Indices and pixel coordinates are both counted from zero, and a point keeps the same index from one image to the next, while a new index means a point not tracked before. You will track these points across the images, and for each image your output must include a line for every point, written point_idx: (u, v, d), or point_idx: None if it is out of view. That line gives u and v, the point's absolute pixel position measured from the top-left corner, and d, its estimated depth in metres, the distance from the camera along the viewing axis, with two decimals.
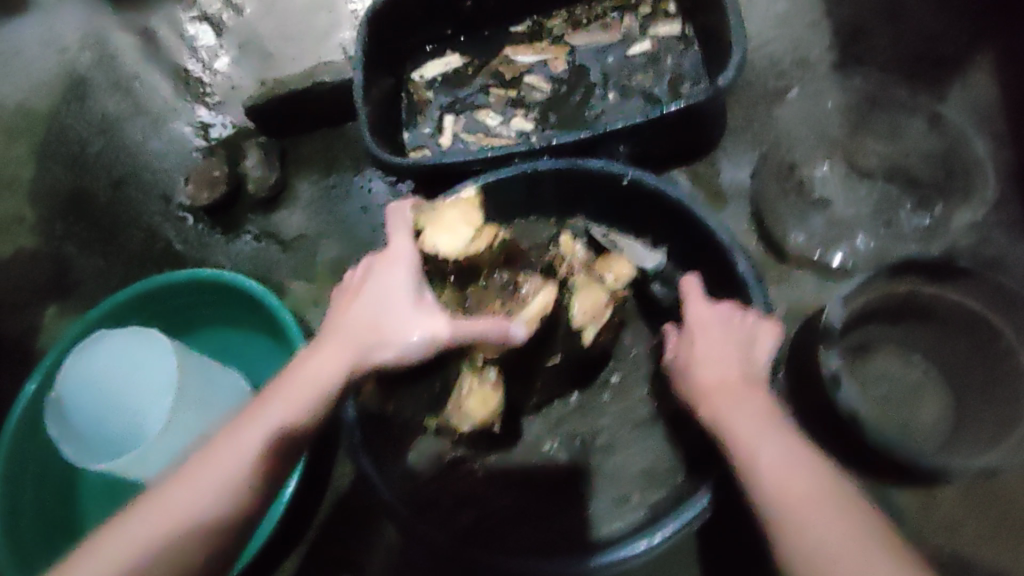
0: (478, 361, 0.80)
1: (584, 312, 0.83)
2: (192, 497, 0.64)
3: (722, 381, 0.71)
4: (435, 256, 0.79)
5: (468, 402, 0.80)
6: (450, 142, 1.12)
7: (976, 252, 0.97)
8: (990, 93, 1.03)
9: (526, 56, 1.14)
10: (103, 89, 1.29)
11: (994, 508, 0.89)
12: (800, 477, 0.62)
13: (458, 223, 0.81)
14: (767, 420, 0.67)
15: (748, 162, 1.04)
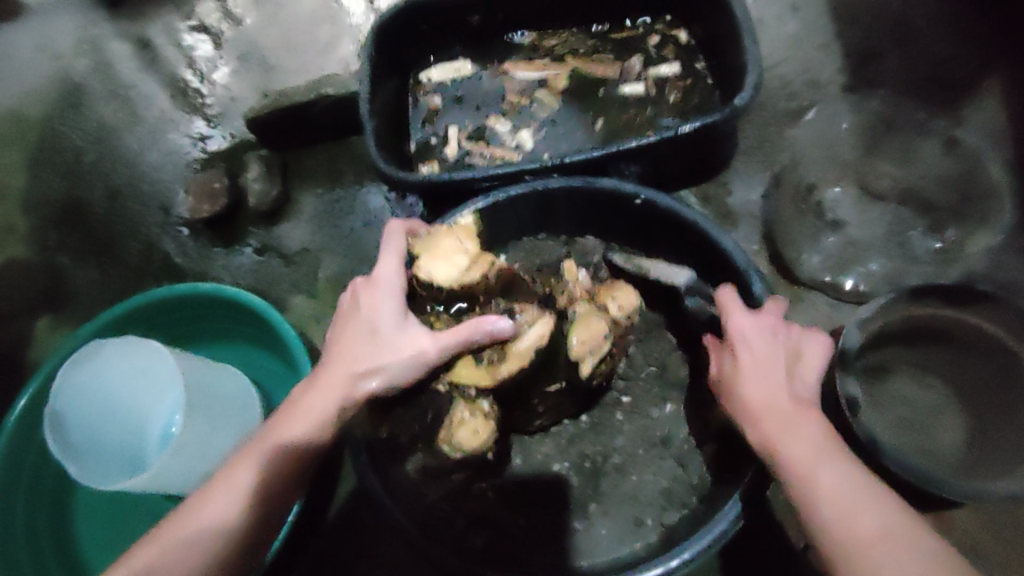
0: (471, 393, 0.73)
1: (583, 343, 0.78)
2: (214, 510, 0.67)
3: (772, 404, 0.69)
4: (430, 285, 0.73)
5: (459, 433, 0.73)
6: (456, 152, 1.12)
7: (990, 275, 0.97)
8: (1000, 118, 1.03)
9: (526, 73, 1.15)
10: (100, 98, 1.31)
11: (1010, 532, 0.88)
12: (859, 511, 0.62)
13: (456, 250, 0.75)
14: (822, 449, 0.66)
15: (760, 182, 1.04)
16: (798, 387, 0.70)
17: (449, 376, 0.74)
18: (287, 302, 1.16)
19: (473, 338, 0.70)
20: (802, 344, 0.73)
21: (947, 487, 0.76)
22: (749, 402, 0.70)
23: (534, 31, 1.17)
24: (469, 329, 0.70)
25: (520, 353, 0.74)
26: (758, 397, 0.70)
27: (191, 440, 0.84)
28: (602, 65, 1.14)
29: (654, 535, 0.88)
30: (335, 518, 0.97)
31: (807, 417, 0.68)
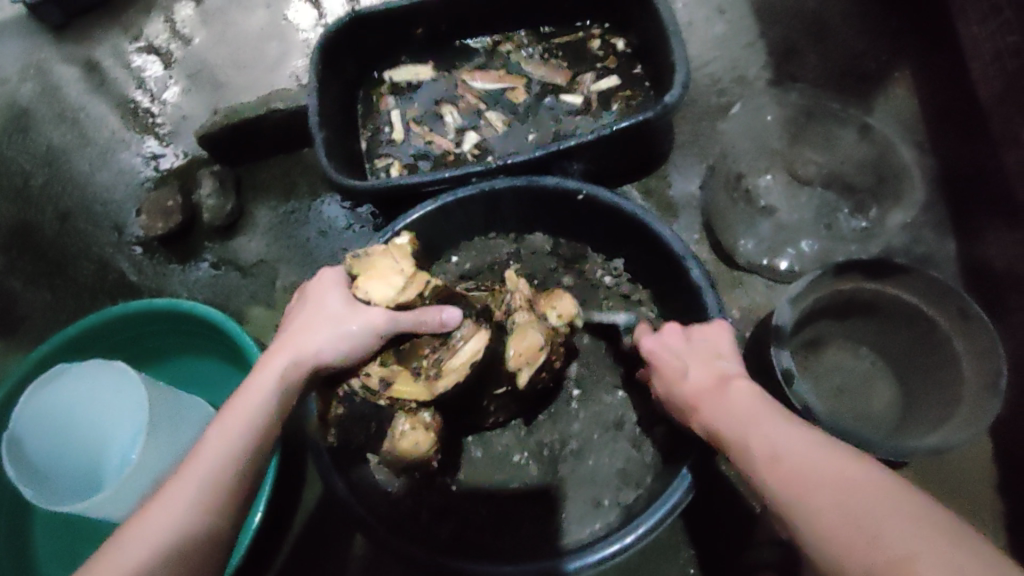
0: (408, 408, 0.77)
1: (519, 356, 0.79)
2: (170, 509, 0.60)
3: (699, 383, 0.71)
4: (368, 304, 0.73)
5: (400, 444, 0.76)
6: (402, 138, 1.17)
7: (909, 249, 1.04)
8: (911, 104, 1.11)
9: (484, 83, 1.19)
10: (48, 120, 1.31)
11: (941, 486, 0.95)
12: (796, 453, 0.58)
13: (393, 270, 0.74)
14: (752, 410, 0.65)
15: (696, 174, 1.10)
16: (722, 365, 0.72)
17: (388, 393, 0.76)
18: (245, 313, 1.17)
19: (422, 321, 0.74)
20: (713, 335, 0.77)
21: (871, 444, 0.81)
22: (683, 393, 0.72)
23: (494, 35, 1.21)
24: (422, 313, 0.74)
25: (454, 370, 0.76)
26: (687, 384, 0.72)
27: (154, 458, 0.83)
28: (553, 73, 1.19)
29: (613, 515, 0.91)
30: (303, 524, 0.99)
31: (732, 384, 0.69)
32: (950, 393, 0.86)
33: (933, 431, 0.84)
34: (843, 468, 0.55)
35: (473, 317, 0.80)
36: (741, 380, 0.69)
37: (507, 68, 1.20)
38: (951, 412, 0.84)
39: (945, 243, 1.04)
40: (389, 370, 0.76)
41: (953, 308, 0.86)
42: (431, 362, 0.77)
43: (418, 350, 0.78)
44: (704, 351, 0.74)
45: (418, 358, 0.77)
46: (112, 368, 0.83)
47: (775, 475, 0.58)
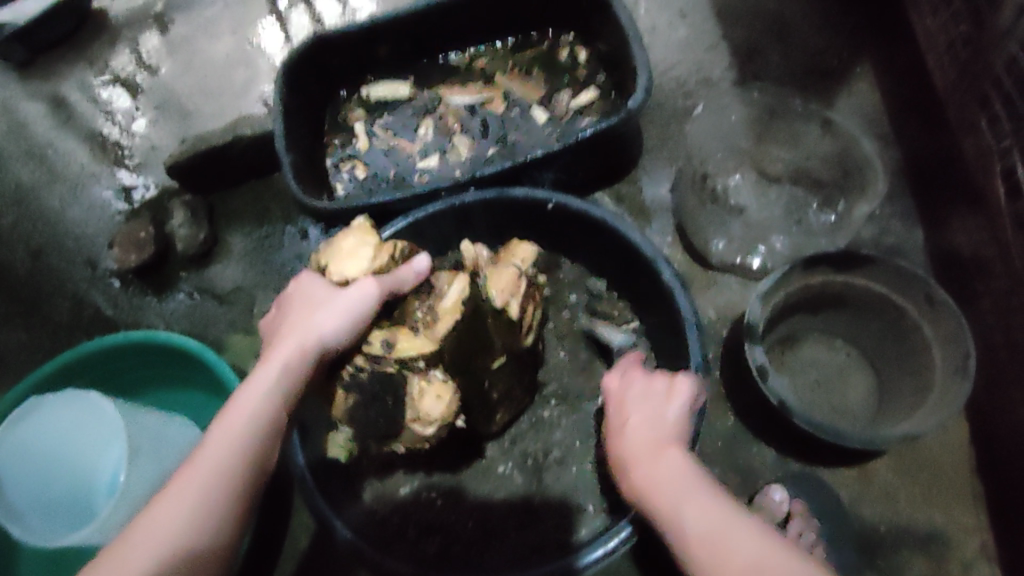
0: (420, 364, 0.75)
1: (502, 291, 0.82)
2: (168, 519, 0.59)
3: (636, 452, 0.68)
4: (345, 283, 0.75)
5: (424, 403, 0.75)
6: (366, 144, 1.18)
7: (878, 240, 1.06)
8: (873, 98, 1.13)
9: (461, 97, 1.20)
10: (16, 158, 1.30)
11: (922, 472, 0.96)
12: (725, 551, 0.57)
13: (358, 246, 0.77)
14: (686, 490, 0.63)
15: (667, 177, 1.11)
16: (659, 424, 0.70)
17: (393, 355, 0.74)
18: (225, 342, 1.16)
19: (403, 278, 0.76)
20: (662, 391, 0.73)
21: (846, 434, 0.82)
22: (622, 457, 0.70)
23: (465, 49, 1.22)
24: (397, 271, 0.76)
25: (450, 309, 0.77)
26: (621, 451, 0.70)
27: (138, 491, 0.83)
28: (523, 87, 1.20)
29: (598, 520, 0.92)
30: (292, 549, 0.98)
31: (667, 454, 0.67)
32: (922, 378, 0.88)
33: (908, 417, 0.85)
34: (772, 572, 0.55)
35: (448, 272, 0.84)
36: (677, 450, 0.67)
37: (484, 81, 1.21)
38: (925, 397, 0.85)
39: (912, 233, 1.06)
40: (386, 334, 0.75)
41: (920, 295, 0.87)
42: (426, 311, 0.79)
43: (409, 311, 0.79)
44: (645, 410, 0.72)
45: (412, 315, 0.79)
46: (83, 395, 0.83)
47: (702, 573, 0.58)
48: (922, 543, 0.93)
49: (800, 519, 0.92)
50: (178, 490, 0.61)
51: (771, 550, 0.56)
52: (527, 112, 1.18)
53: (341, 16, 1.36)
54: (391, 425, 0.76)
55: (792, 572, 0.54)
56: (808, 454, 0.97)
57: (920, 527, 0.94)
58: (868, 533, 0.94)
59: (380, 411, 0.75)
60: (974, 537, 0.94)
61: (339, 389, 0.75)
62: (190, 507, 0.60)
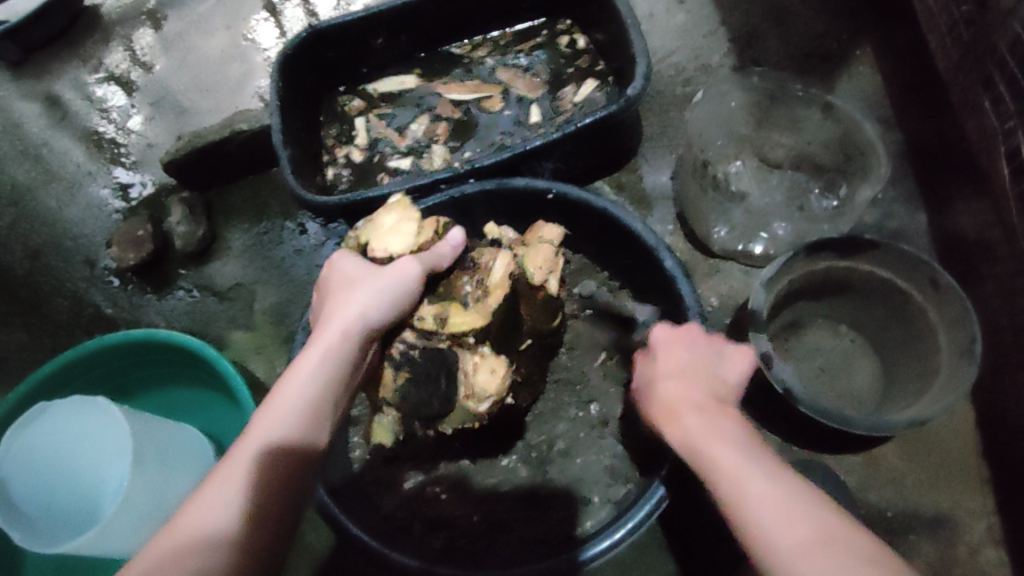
0: (470, 340, 0.79)
1: (539, 266, 0.82)
2: (229, 484, 0.60)
3: (690, 399, 0.66)
4: (389, 258, 0.78)
5: (477, 378, 0.78)
6: (366, 140, 1.16)
7: (881, 225, 1.05)
8: (874, 81, 1.12)
9: (459, 94, 1.18)
10: (11, 159, 1.29)
11: (929, 456, 0.96)
12: (788, 503, 0.55)
13: (402, 223, 0.81)
14: (745, 443, 0.61)
15: (668, 165, 1.11)
16: (714, 380, 0.69)
17: (446, 329, 0.78)
18: (226, 338, 1.16)
19: (442, 253, 0.80)
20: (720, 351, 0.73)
21: (853, 421, 0.81)
22: (668, 392, 0.68)
23: (469, 40, 1.22)
24: (436, 247, 0.80)
25: (497, 284, 0.79)
26: (671, 392, 0.67)
27: (146, 495, 0.83)
28: (520, 83, 1.18)
29: (604, 511, 0.92)
30: (300, 543, 0.99)
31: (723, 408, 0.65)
32: (928, 363, 0.87)
33: (915, 402, 0.85)
34: (836, 533, 0.53)
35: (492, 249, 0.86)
36: (732, 410, 0.66)
37: (482, 78, 1.19)
38: (930, 383, 0.85)
39: (915, 217, 1.05)
40: (442, 309, 0.80)
41: (925, 279, 0.86)
42: (474, 287, 0.82)
43: (461, 287, 0.82)
44: (701, 366, 0.71)
45: (461, 290, 0.82)
46: (91, 399, 0.82)
47: (757, 515, 0.55)
48: (929, 528, 0.93)
49: None
50: (230, 467, 0.62)
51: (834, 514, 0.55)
52: (520, 108, 1.16)
53: (336, 8, 1.35)
54: (445, 404, 0.79)
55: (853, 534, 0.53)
56: (812, 441, 0.97)
57: (927, 511, 0.94)
58: (876, 518, 0.94)
59: (431, 392, 0.78)
60: (980, 521, 0.93)
61: (391, 367, 0.79)
62: (242, 485, 0.60)
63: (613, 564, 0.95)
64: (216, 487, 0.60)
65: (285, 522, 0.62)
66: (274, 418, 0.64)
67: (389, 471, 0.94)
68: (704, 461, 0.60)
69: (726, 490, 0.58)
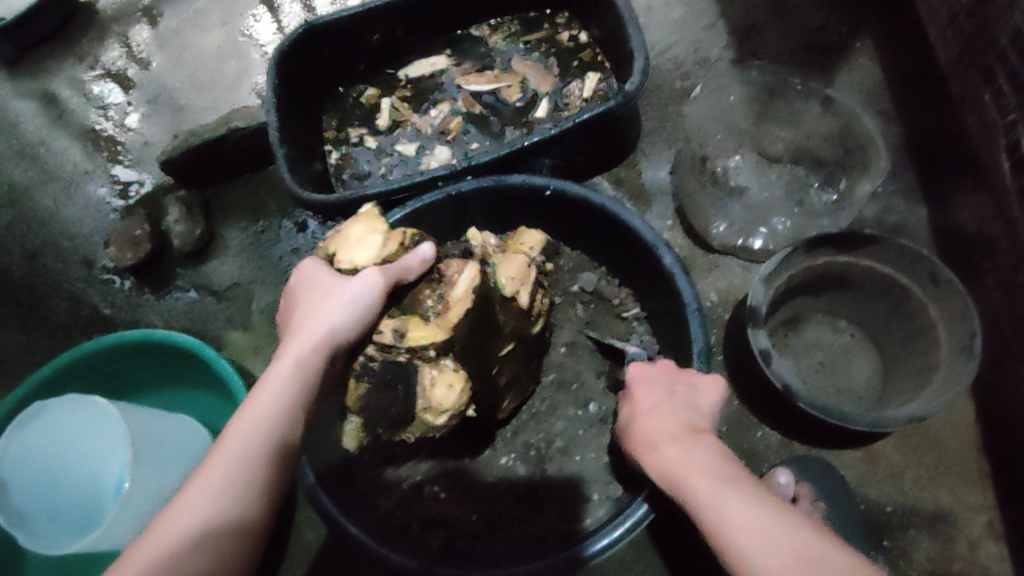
0: (431, 354, 0.77)
1: (511, 279, 0.82)
2: (192, 505, 0.60)
3: (668, 429, 0.67)
4: (354, 270, 0.76)
5: (435, 392, 0.77)
6: (388, 123, 1.17)
7: (881, 219, 1.05)
8: (875, 73, 1.11)
9: (478, 85, 1.17)
10: (9, 158, 1.28)
11: (928, 452, 0.95)
12: (767, 531, 0.55)
13: (367, 234, 0.79)
14: (721, 470, 0.61)
15: (667, 160, 1.11)
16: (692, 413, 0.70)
17: (405, 343, 0.77)
18: (224, 338, 1.16)
19: (409, 266, 0.77)
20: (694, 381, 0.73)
21: (852, 415, 0.80)
22: (648, 430, 0.69)
23: (493, 21, 1.21)
24: (402, 260, 0.77)
25: (461, 298, 0.78)
26: (650, 429, 0.69)
27: (145, 493, 0.82)
28: (539, 76, 1.17)
29: (603, 509, 0.92)
30: (300, 542, 0.99)
31: (703, 438, 0.66)
32: (928, 359, 0.87)
33: (914, 397, 0.84)
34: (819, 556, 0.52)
35: (460, 259, 0.83)
36: (714, 439, 0.66)
37: (502, 67, 1.18)
38: (929, 379, 0.84)
39: (916, 210, 1.05)
40: (401, 320, 0.78)
41: (925, 274, 0.85)
42: (436, 300, 0.79)
43: (422, 298, 0.79)
44: (679, 396, 0.72)
45: (423, 303, 0.79)
46: (89, 398, 0.82)
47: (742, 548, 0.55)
48: (928, 523, 0.93)
49: (806, 500, 0.89)
50: (200, 484, 0.61)
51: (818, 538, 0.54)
52: (530, 103, 1.16)
53: (333, 4, 1.34)
54: (404, 413, 0.79)
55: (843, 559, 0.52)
56: (810, 436, 0.97)
57: (926, 507, 0.94)
58: (875, 513, 0.94)
59: (393, 398, 0.78)
60: (980, 516, 0.93)
61: (352, 378, 0.78)
62: (208, 502, 0.60)
63: (612, 561, 0.95)
64: (181, 508, 0.60)
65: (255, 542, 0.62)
66: (241, 436, 0.63)
67: (385, 469, 0.94)
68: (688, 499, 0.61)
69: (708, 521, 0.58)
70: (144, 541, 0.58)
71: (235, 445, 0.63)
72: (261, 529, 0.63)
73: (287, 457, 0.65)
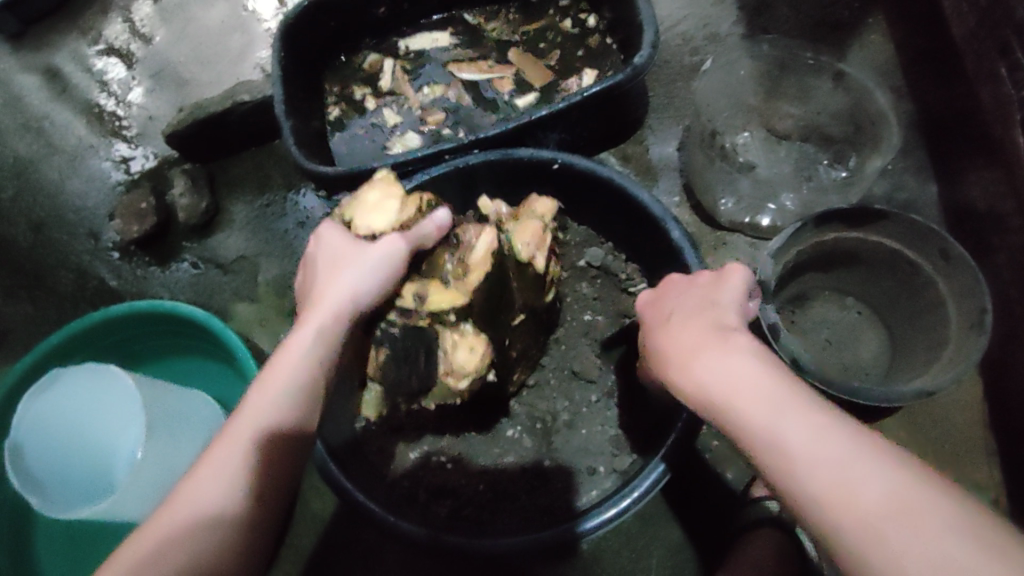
0: (450, 318, 0.76)
1: (527, 245, 0.81)
2: (213, 477, 0.63)
3: (701, 342, 0.62)
4: (371, 236, 0.74)
5: (457, 355, 0.76)
6: (389, 83, 1.16)
7: (891, 196, 1.04)
8: (886, 50, 1.10)
9: (470, 74, 1.15)
10: (12, 132, 1.28)
11: (934, 428, 0.96)
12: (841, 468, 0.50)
13: (385, 201, 0.77)
14: (767, 388, 0.56)
15: (675, 136, 1.10)
16: (718, 317, 0.64)
17: (425, 308, 0.76)
18: (231, 310, 1.16)
19: (427, 232, 0.76)
20: (723, 282, 0.68)
21: (860, 389, 0.80)
22: (680, 343, 0.64)
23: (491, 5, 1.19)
24: (420, 226, 0.75)
25: (478, 262, 0.77)
26: (680, 347, 0.64)
27: (155, 464, 0.82)
28: (533, 66, 1.15)
29: (608, 481, 0.92)
30: (308, 511, 1.00)
31: (737, 343, 0.60)
32: (937, 336, 0.86)
33: (922, 373, 0.84)
34: (909, 494, 0.48)
35: (476, 225, 0.83)
36: (748, 339, 0.61)
37: (495, 59, 1.16)
38: (937, 355, 0.84)
39: (926, 187, 1.04)
40: (420, 287, 0.77)
41: (936, 250, 0.85)
42: (455, 264, 0.79)
43: (442, 264, 0.80)
44: (707, 303, 0.67)
45: (442, 268, 0.79)
46: (109, 369, 0.81)
47: (801, 479, 0.52)
48: None
49: None
50: (218, 455, 0.64)
51: (902, 469, 0.49)
52: (522, 92, 1.14)
53: None
54: (424, 381, 0.80)
55: (919, 488, 0.48)
56: None
57: None
58: None
59: (411, 367, 0.80)
60: (985, 492, 0.94)
61: (373, 344, 0.80)
62: (228, 469, 0.63)
63: (617, 533, 0.96)
64: (202, 479, 0.63)
65: (273, 501, 0.66)
66: (257, 406, 0.65)
67: (391, 440, 0.94)
68: (733, 422, 0.57)
69: (771, 460, 0.54)
70: (165, 509, 0.62)
71: (252, 415, 0.65)
72: (280, 488, 0.66)
73: (303, 424, 0.67)
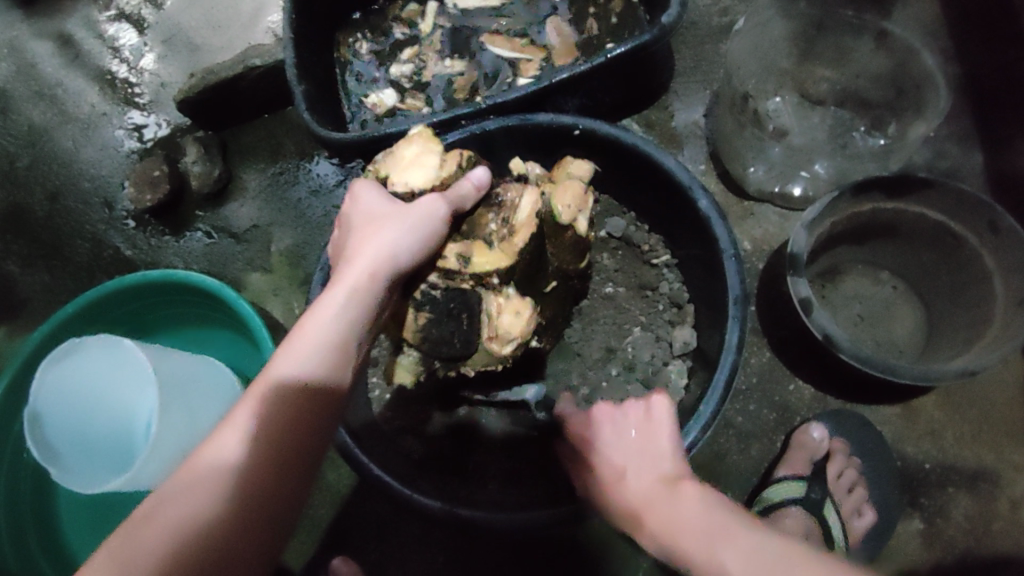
0: (495, 281, 0.75)
1: (569, 206, 0.77)
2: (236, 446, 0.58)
3: (648, 487, 0.63)
4: (410, 194, 0.74)
5: (503, 318, 0.75)
6: (429, 28, 1.13)
7: (931, 165, 1.00)
8: (931, 8, 1.03)
9: (501, 49, 1.10)
10: (26, 99, 1.26)
11: (972, 408, 0.93)
12: None
13: (423, 159, 0.77)
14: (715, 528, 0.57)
15: (701, 102, 1.05)
16: (665, 458, 0.65)
17: (471, 270, 0.74)
18: (244, 280, 1.15)
19: (466, 192, 0.75)
20: (648, 411, 0.69)
21: (899, 367, 0.77)
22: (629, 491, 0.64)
23: None
24: (458, 185, 0.75)
25: (524, 222, 0.75)
26: (633, 490, 0.64)
27: (172, 436, 0.81)
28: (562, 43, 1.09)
29: None
30: (324, 484, 0.99)
31: (682, 488, 0.62)
32: (979, 313, 0.82)
33: (964, 350, 0.80)
34: None
35: (517, 184, 0.80)
36: (690, 481, 0.62)
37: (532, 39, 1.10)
38: (981, 332, 0.80)
39: (970, 156, 0.99)
40: (462, 247, 0.75)
41: (983, 221, 0.80)
42: (499, 224, 0.77)
43: (484, 224, 0.77)
44: (646, 442, 0.67)
45: (485, 228, 0.77)
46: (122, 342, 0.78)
47: None
48: (967, 481, 0.92)
49: (841, 456, 0.92)
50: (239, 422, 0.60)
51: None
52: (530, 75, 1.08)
53: None
54: (467, 345, 0.76)
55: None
56: (829, 388, 0.96)
57: (966, 464, 0.92)
58: (908, 472, 0.93)
59: (453, 329, 0.75)
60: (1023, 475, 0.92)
61: (413, 307, 0.76)
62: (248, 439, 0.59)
63: None
64: (223, 447, 0.58)
65: (307, 464, 0.61)
66: (287, 366, 0.61)
67: (410, 415, 0.93)
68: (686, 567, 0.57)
69: None
70: (188, 472, 0.58)
71: (282, 375, 0.61)
72: (311, 456, 0.62)
73: (334, 393, 0.63)
